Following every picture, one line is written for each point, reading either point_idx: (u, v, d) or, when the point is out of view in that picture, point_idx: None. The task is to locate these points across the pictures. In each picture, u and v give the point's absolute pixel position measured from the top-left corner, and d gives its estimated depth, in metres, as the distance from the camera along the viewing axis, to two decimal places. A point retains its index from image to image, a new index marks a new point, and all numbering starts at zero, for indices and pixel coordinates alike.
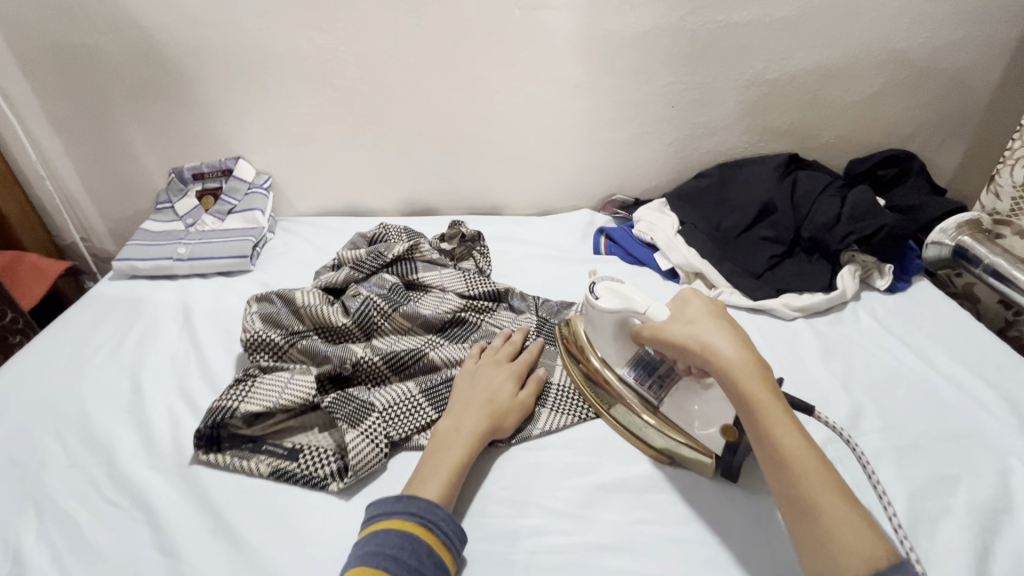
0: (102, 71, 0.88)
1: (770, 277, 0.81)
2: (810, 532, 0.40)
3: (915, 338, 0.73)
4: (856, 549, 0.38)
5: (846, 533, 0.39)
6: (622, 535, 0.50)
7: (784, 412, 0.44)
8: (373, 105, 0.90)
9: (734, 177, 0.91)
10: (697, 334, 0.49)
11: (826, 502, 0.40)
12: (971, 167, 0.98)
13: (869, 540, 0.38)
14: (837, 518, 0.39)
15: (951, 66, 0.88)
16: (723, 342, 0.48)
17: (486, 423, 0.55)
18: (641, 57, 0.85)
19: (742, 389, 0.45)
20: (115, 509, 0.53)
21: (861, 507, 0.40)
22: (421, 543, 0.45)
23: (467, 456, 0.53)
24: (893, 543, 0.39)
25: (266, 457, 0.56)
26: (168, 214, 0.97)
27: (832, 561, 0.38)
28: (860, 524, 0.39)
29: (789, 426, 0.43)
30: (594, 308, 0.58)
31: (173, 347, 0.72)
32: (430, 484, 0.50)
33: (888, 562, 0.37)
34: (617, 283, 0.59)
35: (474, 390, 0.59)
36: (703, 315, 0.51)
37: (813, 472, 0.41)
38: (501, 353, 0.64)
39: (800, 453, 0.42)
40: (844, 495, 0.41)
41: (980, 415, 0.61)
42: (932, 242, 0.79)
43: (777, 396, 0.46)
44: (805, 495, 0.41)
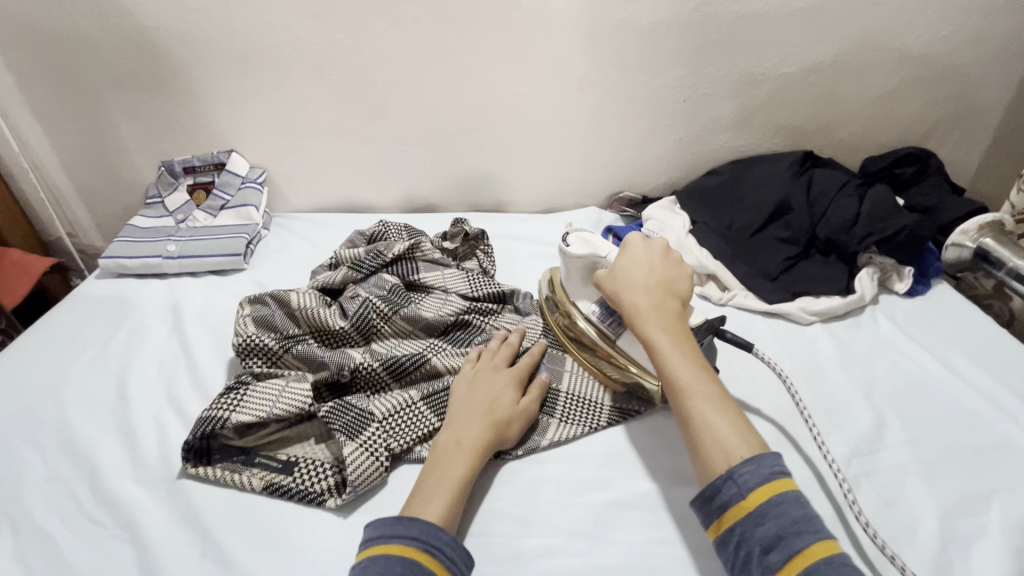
0: (87, 59, 0.84)
1: (785, 279, 0.78)
2: (687, 434, 0.47)
3: (937, 344, 0.70)
4: (717, 447, 0.45)
5: (711, 431, 0.45)
6: (637, 558, 0.47)
7: (685, 339, 0.51)
8: (372, 97, 0.86)
9: (747, 175, 0.88)
10: (619, 276, 0.56)
11: (699, 410, 0.46)
12: (990, 166, 0.95)
13: (734, 440, 0.45)
14: (708, 424, 0.46)
15: (975, 61, 0.84)
16: (638, 280, 0.55)
17: (488, 435, 0.52)
18: (653, 49, 0.82)
19: (645, 319, 0.52)
20: (97, 527, 0.50)
21: (735, 416, 0.46)
22: (427, 570, 0.42)
23: (469, 472, 0.50)
24: (759, 446, 0.45)
25: (259, 471, 0.53)
26: (159, 209, 0.93)
27: (701, 458, 0.45)
28: (730, 430, 0.45)
29: (678, 347, 0.50)
30: (564, 254, 0.61)
31: (162, 351, 0.68)
32: (431, 505, 0.46)
33: (740, 458, 0.43)
34: (587, 231, 0.62)
35: (472, 398, 0.56)
36: (627, 256, 0.57)
37: (694, 386, 0.47)
38: (499, 357, 0.60)
39: (684, 369, 0.49)
40: (718, 404, 0.47)
41: (1009, 427, 0.58)
42: (952, 244, 0.76)
43: (678, 326, 0.52)
44: (682, 403, 0.47)
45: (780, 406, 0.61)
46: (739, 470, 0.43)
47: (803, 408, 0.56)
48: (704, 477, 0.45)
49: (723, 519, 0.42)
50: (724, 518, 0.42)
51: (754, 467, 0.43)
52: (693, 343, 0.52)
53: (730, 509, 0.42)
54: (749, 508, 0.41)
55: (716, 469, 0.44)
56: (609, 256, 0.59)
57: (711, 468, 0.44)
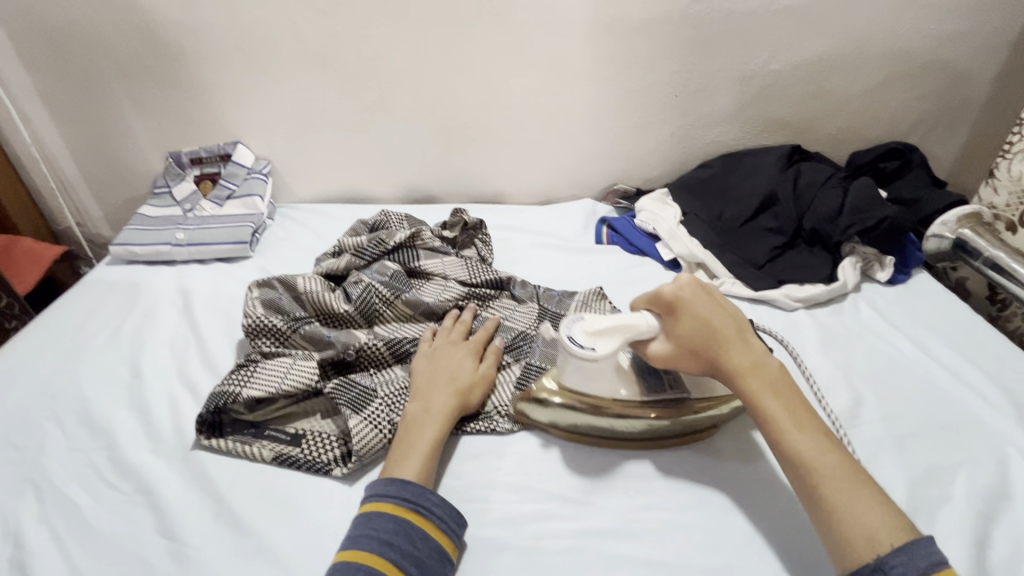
0: (98, 52, 0.87)
1: (772, 268, 0.81)
2: (814, 513, 0.44)
3: (915, 329, 0.73)
4: (858, 531, 0.41)
5: (851, 512, 0.42)
6: (625, 522, 0.50)
7: (796, 404, 0.48)
8: (375, 90, 0.89)
9: (737, 168, 0.91)
10: (701, 335, 0.50)
11: (832, 490, 0.43)
12: (971, 160, 0.98)
13: (880, 522, 0.41)
14: (843, 501, 0.43)
15: (956, 58, 0.87)
16: (726, 339, 0.50)
17: (454, 401, 0.56)
18: (646, 45, 0.85)
19: (750, 385, 0.49)
20: (116, 494, 0.53)
21: (873, 489, 0.43)
22: (415, 528, 0.45)
23: (439, 434, 0.53)
24: (903, 523, 0.41)
25: (268, 442, 0.56)
26: (166, 199, 0.96)
27: (840, 544, 0.42)
28: (871, 507, 0.42)
29: (793, 415, 0.47)
30: (588, 358, 0.51)
31: (173, 333, 0.71)
32: (408, 465, 0.50)
33: (892, 546, 0.40)
34: (594, 316, 0.53)
35: (434, 370, 0.59)
36: (697, 308, 0.51)
37: (823, 463, 0.44)
38: (455, 333, 0.64)
39: (806, 442, 0.46)
40: (851, 478, 0.44)
41: (979, 404, 0.62)
42: (932, 235, 0.80)
43: (780, 384, 0.49)
44: (812, 483, 0.44)
45: None
46: (889, 558, 0.39)
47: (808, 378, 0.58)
48: (843, 566, 0.41)
49: None
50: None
51: (905, 557, 0.39)
52: (802, 402, 0.49)
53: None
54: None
55: (865, 560, 0.40)
56: (648, 322, 0.51)
57: (857, 558, 0.40)
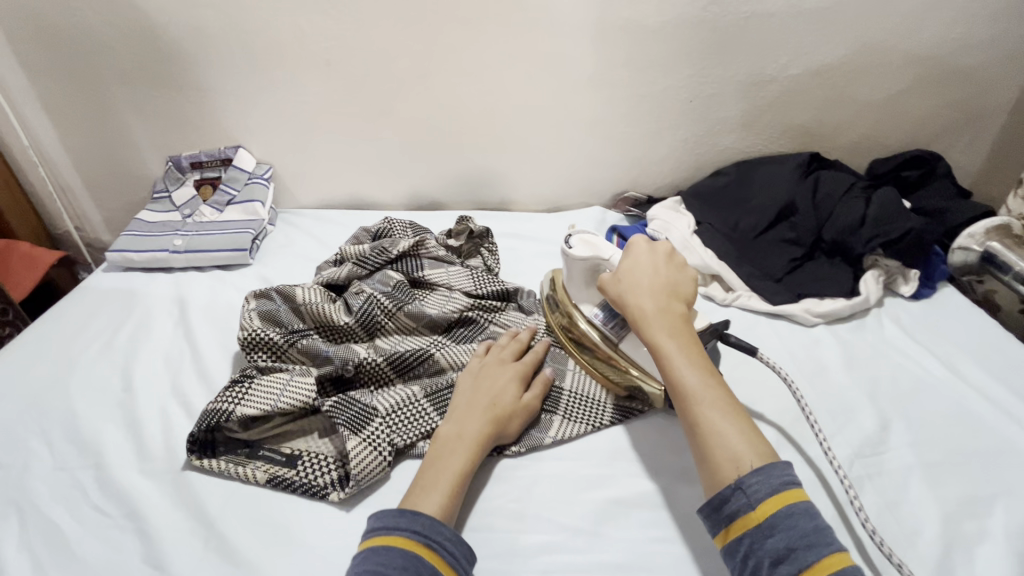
0: (97, 54, 0.85)
1: (790, 281, 0.78)
2: (692, 438, 0.46)
3: (942, 347, 0.70)
4: (722, 453, 0.44)
5: (718, 439, 0.44)
6: (638, 556, 0.47)
7: (690, 345, 0.50)
8: (379, 95, 0.86)
9: (754, 176, 0.88)
10: (623, 276, 0.55)
11: (705, 415, 0.45)
12: (997, 169, 0.95)
13: (743, 448, 0.43)
14: (714, 428, 0.45)
15: (984, 63, 0.84)
16: (639, 286, 0.53)
17: (489, 430, 0.53)
18: (660, 49, 0.82)
19: (649, 321, 0.51)
20: (101, 518, 0.50)
21: (745, 424, 0.45)
22: (427, 564, 0.42)
23: (470, 466, 0.50)
24: (765, 451, 0.43)
25: (263, 464, 0.53)
26: (165, 204, 0.94)
27: (709, 462, 0.44)
28: (737, 433, 0.44)
29: (687, 352, 0.49)
30: (566, 257, 0.59)
31: (168, 344, 0.69)
32: (427, 495, 0.47)
33: (750, 466, 0.42)
34: (588, 232, 0.61)
35: (476, 393, 0.56)
36: (632, 256, 0.56)
37: (703, 393, 0.46)
38: (507, 353, 0.61)
39: (693, 374, 0.47)
40: (727, 411, 0.45)
41: (1014, 430, 0.58)
42: (958, 247, 0.77)
43: (684, 327, 0.51)
44: (690, 411, 0.46)
45: (783, 407, 0.61)
46: (746, 478, 0.42)
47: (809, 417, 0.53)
48: (711, 486, 0.44)
49: (733, 528, 0.42)
50: (732, 526, 0.42)
51: (763, 478, 0.41)
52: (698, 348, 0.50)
53: (738, 519, 0.41)
54: (757, 518, 0.41)
55: (727, 478, 0.43)
56: (614, 258, 0.58)
57: (721, 477, 0.43)
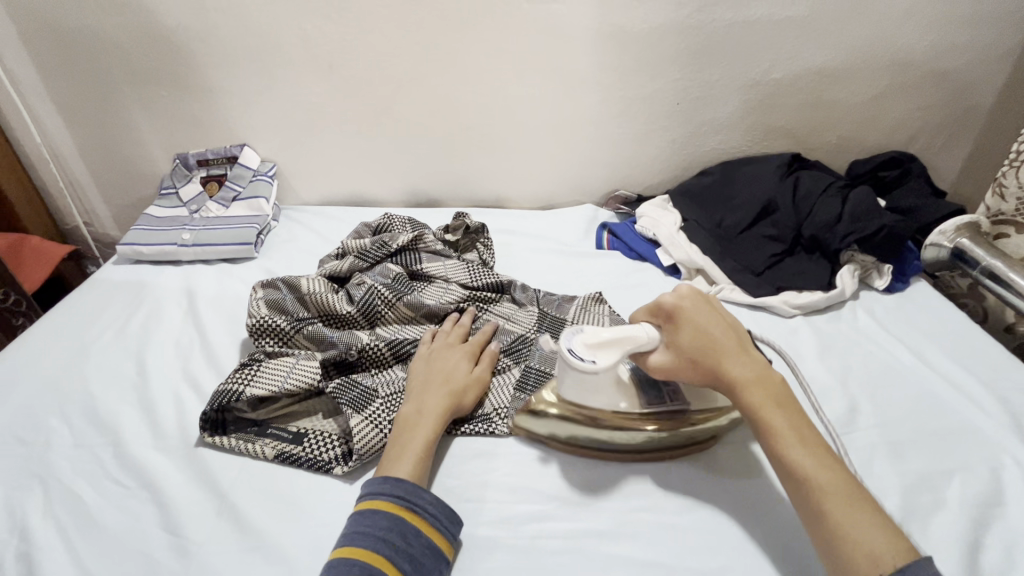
0: (109, 56, 0.88)
1: (770, 275, 0.82)
2: (819, 532, 0.42)
3: (912, 337, 0.74)
4: (857, 544, 0.40)
5: (851, 528, 0.40)
6: (621, 523, 0.51)
7: (800, 420, 0.47)
8: (380, 96, 0.90)
9: (738, 175, 0.92)
10: (699, 342, 0.50)
11: (836, 510, 0.42)
12: (971, 169, 0.99)
13: (882, 544, 0.39)
14: (845, 522, 0.41)
15: (956, 69, 0.88)
16: (729, 350, 0.50)
17: (447, 402, 0.56)
18: (649, 54, 0.86)
19: (749, 392, 0.48)
20: (120, 489, 0.53)
21: (874, 508, 0.42)
22: (409, 526, 0.46)
23: (432, 433, 0.54)
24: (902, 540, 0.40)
25: (270, 440, 0.57)
26: (173, 200, 0.97)
27: (843, 565, 0.40)
28: (872, 525, 0.40)
29: (795, 429, 0.46)
30: (593, 373, 0.50)
31: (178, 332, 0.72)
32: (399, 464, 0.51)
33: (894, 566, 0.38)
34: (588, 332, 0.52)
35: (429, 373, 0.60)
36: (697, 317, 0.51)
37: (827, 481, 0.43)
38: (452, 337, 0.65)
39: (809, 457, 0.44)
40: (852, 498, 0.42)
41: (974, 412, 0.62)
42: (931, 243, 0.81)
43: (778, 394, 0.48)
44: (816, 502, 0.43)
45: None
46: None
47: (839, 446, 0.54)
48: None
49: None
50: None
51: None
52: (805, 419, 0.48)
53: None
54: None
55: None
56: (648, 334, 0.51)
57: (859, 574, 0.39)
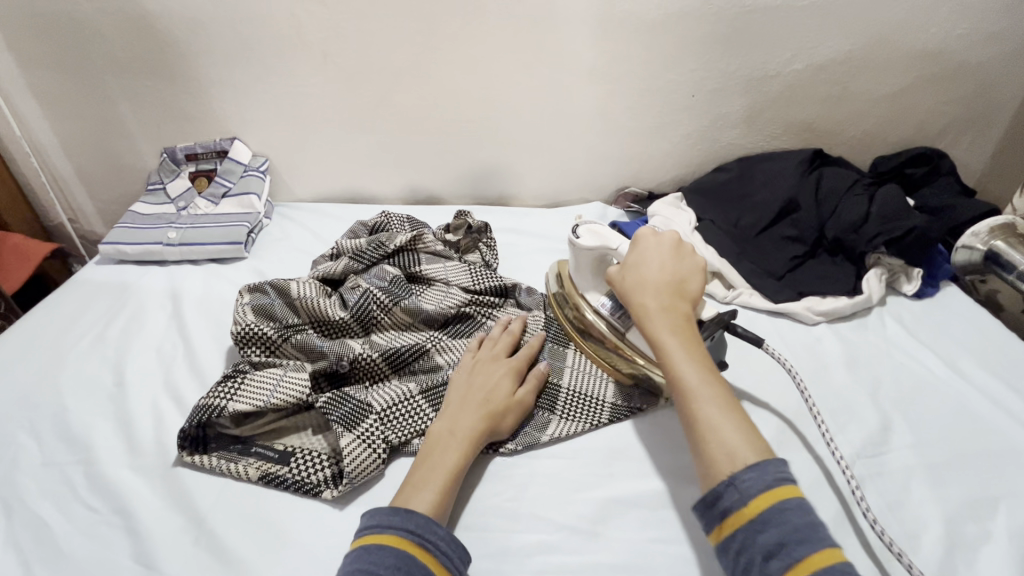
0: (90, 44, 0.84)
1: (791, 278, 0.77)
2: (687, 428, 0.45)
3: (945, 347, 0.69)
4: (719, 446, 0.42)
5: (713, 431, 0.43)
6: (636, 557, 0.46)
7: (694, 342, 0.49)
8: (377, 87, 0.85)
9: (755, 172, 0.87)
10: (630, 274, 0.54)
11: (702, 411, 0.44)
12: (1001, 167, 0.94)
13: (739, 443, 0.42)
14: (708, 422, 0.44)
15: (991, 60, 0.83)
16: (644, 279, 0.53)
17: (482, 423, 0.52)
18: (663, 42, 0.80)
19: (652, 315, 0.51)
20: (90, 514, 0.49)
21: (744, 419, 0.44)
22: (419, 565, 0.41)
23: (461, 460, 0.49)
24: (763, 447, 0.42)
25: (255, 460, 0.52)
26: (160, 195, 0.93)
27: (704, 461, 0.43)
28: (734, 430, 0.43)
29: (687, 348, 0.48)
30: (573, 247, 0.60)
31: (160, 337, 0.68)
32: (420, 495, 0.46)
33: (743, 462, 0.41)
34: (596, 223, 0.61)
35: (469, 389, 0.55)
36: (641, 253, 0.55)
37: (700, 388, 0.45)
38: (499, 348, 0.60)
39: (689, 368, 0.46)
40: (723, 405, 0.44)
41: (1017, 431, 0.57)
42: (962, 246, 0.76)
43: (685, 325, 0.50)
44: (687, 405, 0.45)
45: (783, 406, 0.60)
46: (740, 474, 0.40)
47: (817, 415, 0.52)
48: (706, 485, 0.42)
49: (727, 525, 0.40)
50: (724, 524, 0.40)
51: (756, 474, 0.40)
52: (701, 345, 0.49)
53: (729, 516, 0.40)
54: (749, 515, 0.39)
55: (720, 473, 0.41)
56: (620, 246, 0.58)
57: (716, 472, 0.42)
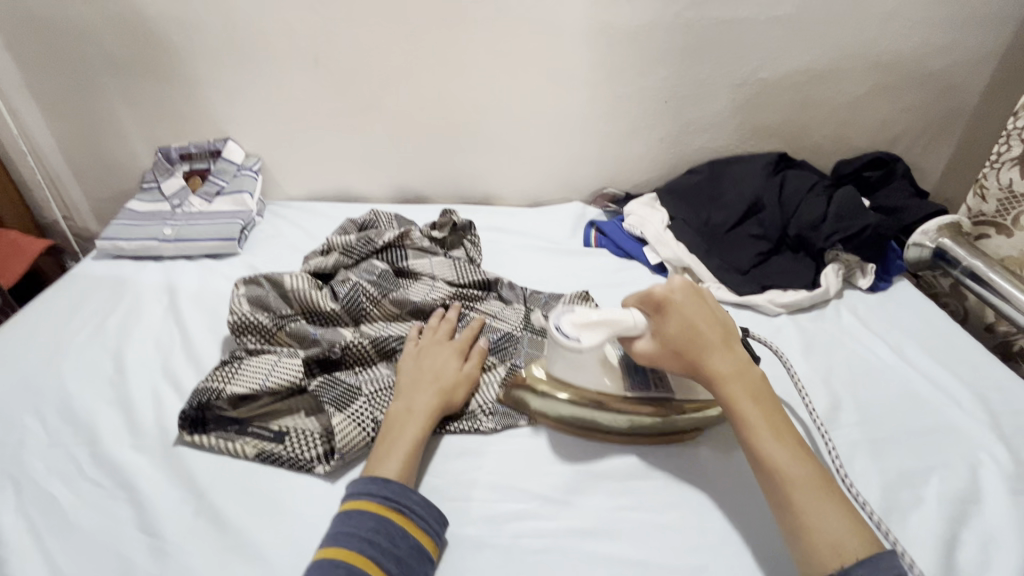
0: (88, 46, 0.87)
1: (756, 273, 0.83)
2: (780, 511, 0.46)
3: (894, 336, 0.75)
4: (825, 537, 0.42)
5: (815, 517, 0.43)
6: (605, 521, 0.51)
7: (774, 415, 0.49)
8: (367, 90, 0.89)
9: (725, 174, 0.92)
10: (689, 334, 0.52)
11: (801, 496, 0.45)
12: (953, 170, 1.00)
13: (844, 532, 0.42)
14: (810, 510, 0.44)
15: (939, 71, 0.89)
16: (709, 343, 0.52)
17: (436, 400, 0.56)
18: (637, 51, 0.86)
19: (727, 385, 0.50)
20: (96, 489, 0.52)
21: (840, 500, 0.45)
22: (396, 527, 0.46)
23: (422, 434, 0.54)
24: (867, 534, 0.43)
25: (251, 439, 0.56)
26: (154, 193, 0.95)
27: (807, 549, 0.43)
28: (838, 516, 0.43)
29: (769, 423, 0.48)
30: (577, 350, 0.54)
31: (158, 328, 0.71)
32: (389, 466, 0.50)
33: (855, 557, 0.41)
34: (573, 310, 0.55)
35: (419, 370, 0.59)
36: (684, 312, 0.52)
37: (795, 472, 0.45)
38: (440, 333, 0.64)
39: (780, 449, 0.47)
40: (820, 488, 0.45)
41: (953, 410, 0.63)
42: (913, 243, 0.82)
43: (762, 395, 0.50)
44: (782, 489, 0.45)
45: None
46: (852, 568, 0.41)
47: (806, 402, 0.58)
48: (809, 572, 0.43)
49: None
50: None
51: (869, 566, 0.40)
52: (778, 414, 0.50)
53: None
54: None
55: (828, 567, 0.41)
56: (636, 319, 0.53)
57: (823, 563, 0.42)
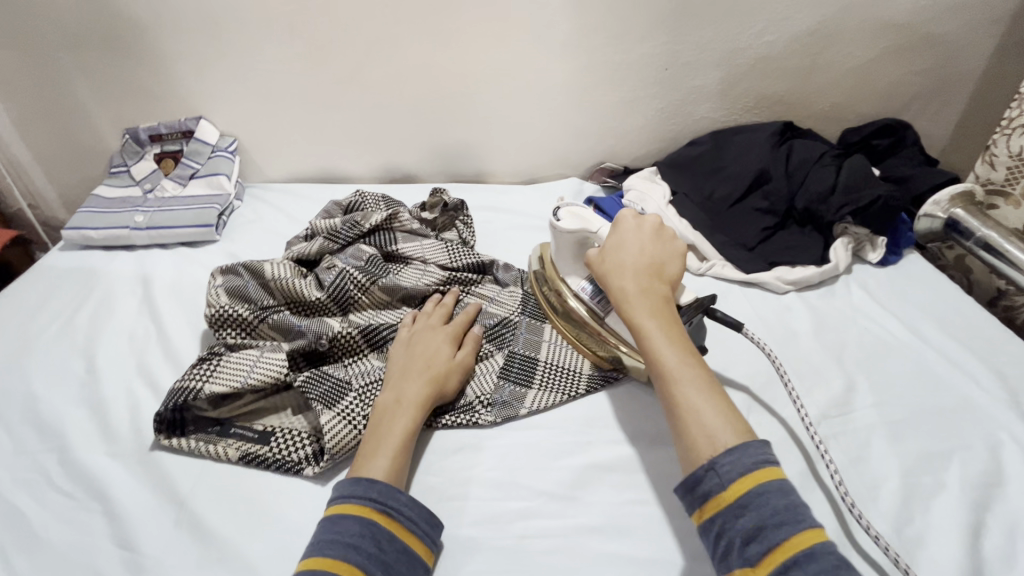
0: (42, 19, 0.79)
1: (762, 249, 0.79)
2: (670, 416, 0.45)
3: (908, 313, 0.71)
4: (699, 429, 0.42)
5: (695, 415, 0.43)
6: (613, 517, 0.48)
7: (674, 327, 0.48)
8: (347, 64, 0.83)
9: (729, 145, 0.88)
10: (608, 257, 0.54)
11: (684, 393, 0.44)
12: (964, 137, 0.96)
13: (722, 424, 0.42)
14: (687, 404, 0.44)
15: (953, 31, 0.84)
16: (625, 260, 0.53)
17: (428, 389, 0.53)
18: (636, 15, 0.80)
19: (630, 301, 0.50)
20: (65, 501, 0.49)
21: (722, 398, 0.44)
22: (384, 530, 0.43)
23: (412, 424, 0.50)
24: (744, 431, 0.42)
25: (235, 441, 0.52)
26: (124, 178, 0.90)
27: (686, 444, 0.43)
28: (715, 414, 0.43)
29: (667, 330, 0.48)
30: (555, 230, 0.59)
31: (131, 323, 0.67)
32: (376, 464, 0.47)
33: (724, 447, 0.41)
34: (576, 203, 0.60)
35: (410, 357, 0.56)
36: (624, 238, 0.55)
37: (682, 372, 0.45)
38: (435, 318, 0.61)
39: (670, 351, 0.46)
40: (704, 387, 0.44)
41: (971, 387, 0.61)
42: (924, 214, 0.77)
43: (665, 309, 0.50)
44: (667, 388, 0.45)
45: (754, 372, 0.63)
46: (721, 458, 0.40)
47: (784, 377, 0.55)
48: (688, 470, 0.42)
49: (706, 509, 0.40)
50: (706, 508, 0.40)
51: (734, 457, 0.40)
52: (681, 329, 0.49)
53: (710, 500, 0.40)
54: (729, 499, 0.39)
55: (702, 458, 0.41)
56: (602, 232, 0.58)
57: (697, 455, 0.42)
